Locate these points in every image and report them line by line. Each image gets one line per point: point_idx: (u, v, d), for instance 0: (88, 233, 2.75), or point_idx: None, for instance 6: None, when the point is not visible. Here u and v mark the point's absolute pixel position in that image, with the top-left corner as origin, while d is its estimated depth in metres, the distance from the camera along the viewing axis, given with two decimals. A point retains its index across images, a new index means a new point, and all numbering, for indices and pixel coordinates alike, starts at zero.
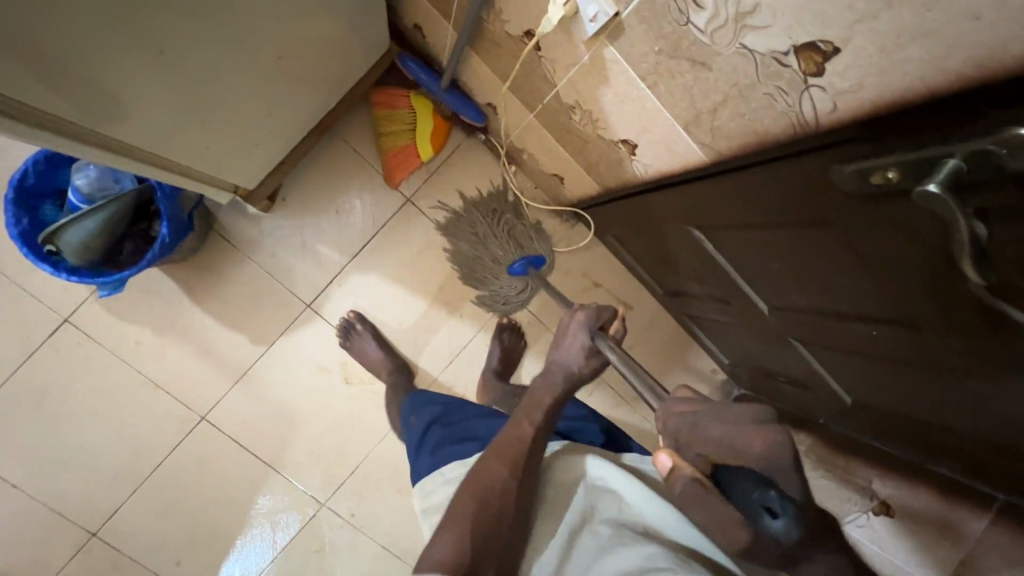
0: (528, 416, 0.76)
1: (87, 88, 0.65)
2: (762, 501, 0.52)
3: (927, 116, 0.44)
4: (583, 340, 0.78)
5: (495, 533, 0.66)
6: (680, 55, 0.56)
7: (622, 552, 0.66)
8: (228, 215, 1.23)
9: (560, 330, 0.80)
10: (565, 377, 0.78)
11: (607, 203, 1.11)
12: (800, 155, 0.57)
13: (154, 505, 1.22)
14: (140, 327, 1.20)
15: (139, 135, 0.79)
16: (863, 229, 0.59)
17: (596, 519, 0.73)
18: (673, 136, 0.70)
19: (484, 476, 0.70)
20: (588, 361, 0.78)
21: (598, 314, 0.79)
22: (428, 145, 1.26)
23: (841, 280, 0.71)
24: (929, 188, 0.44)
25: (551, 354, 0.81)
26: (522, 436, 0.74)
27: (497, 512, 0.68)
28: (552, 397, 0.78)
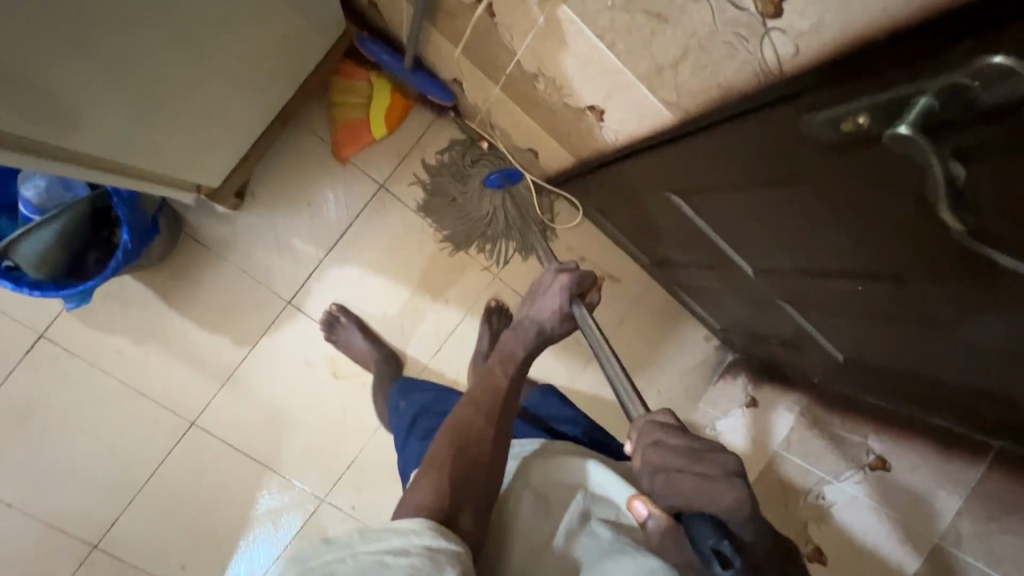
0: (502, 368, 0.80)
1: (27, 93, 0.62)
2: (712, 546, 0.49)
3: (893, 53, 0.40)
4: (562, 301, 0.82)
5: (472, 477, 0.68)
6: (633, 8, 0.53)
7: (621, 558, 0.65)
8: (196, 215, 1.19)
9: (541, 288, 0.84)
10: (537, 332, 0.82)
11: (583, 175, 1.08)
12: (768, 108, 0.54)
13: (153, 513, 1.21)
14: (119, 337, 1.18)
15: (89, 141, 0.76)
16: (836, 180, 0.56)
17: (593, 519, 0.72)
18: (639, 98, 0.67)
19: (461, 425, 0.72)
20: (561, 322, 0.83)
21: (579, 281, 0.84)
22: (381, 123, 1.23)
23: (820, 237, 0.69)
24: (900, 130, 0.42)
25: (526, 310, 0.84)
26: (496, 385, 0.78)
27: (475, 462, 0.69)
28: (524, 350, 0.81)
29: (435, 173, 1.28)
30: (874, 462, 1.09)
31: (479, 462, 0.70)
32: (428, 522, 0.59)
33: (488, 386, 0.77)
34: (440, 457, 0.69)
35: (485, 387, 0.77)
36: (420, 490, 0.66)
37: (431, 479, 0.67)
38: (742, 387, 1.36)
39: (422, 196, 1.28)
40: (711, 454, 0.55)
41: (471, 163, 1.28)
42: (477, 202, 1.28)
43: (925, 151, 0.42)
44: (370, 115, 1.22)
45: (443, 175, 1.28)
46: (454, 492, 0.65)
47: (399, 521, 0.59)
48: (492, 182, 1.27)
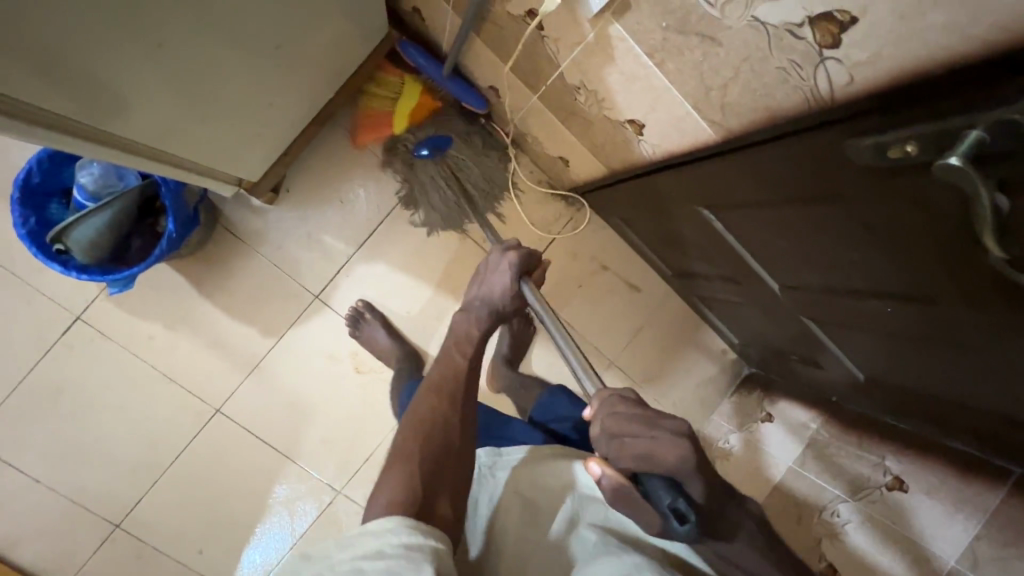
0: (460, 351, 0.82)
1: (82, 84, 0.65)
2: (669, 505, 0.58)
3: (946, 88, 0.42)
4: (511, 281, 0.85)
5: (442, 464, 0.70)
6: (687, 31, 0.55)
7: (604, 559, 0.68)
8: (232, 208, 1.22)
9: (489, 267, 0.87)
10: (489, 310, 0.85)
11: (613, 185, 1.10)
12: (809, 131, 0.56)
13: (175, 496, 1.25)
14: (151, 322, 1.21)
15: (139, 129, 0.78)
16: (874, 204, 0.58)
17: (580, 526, 0.75)
18: (682, 114, 0.69)
19: (426, 414, 0.74)
20: (511, 300, 0.86)
21: (526, 259, 0.87)
22: (404, 119, 1.23)
23: (851, 256, 0.70)
24: (951, 160, 0.43)
25: (476, 290, 0.87)
26: (455, 369, 0.80)
27: (444, 448, 0.72)
28: (479, 331, 0.84)
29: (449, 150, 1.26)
30: (892, 483, 1.07)
31: (448, 445, 0.72)
32: (404, 520, 0.60)
33: (449, 371, 0.79)
34: (410, 450, 0.70)
35: (445, 373, 0.79)
36: (391, 485, 0.66)
37: (401, 472, 0.68)
38: (756, 399, 1.39)
39: (405, 171, 1.28)
40: (659, 421, 0.61)
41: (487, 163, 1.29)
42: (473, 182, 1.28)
43: (976, 183, 0.43)
44: (395, 109, 1.23)
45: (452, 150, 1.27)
46: (429, 483, 0.67)
47: (372, 523, 0.60)
48: (424, 157, 1.25)
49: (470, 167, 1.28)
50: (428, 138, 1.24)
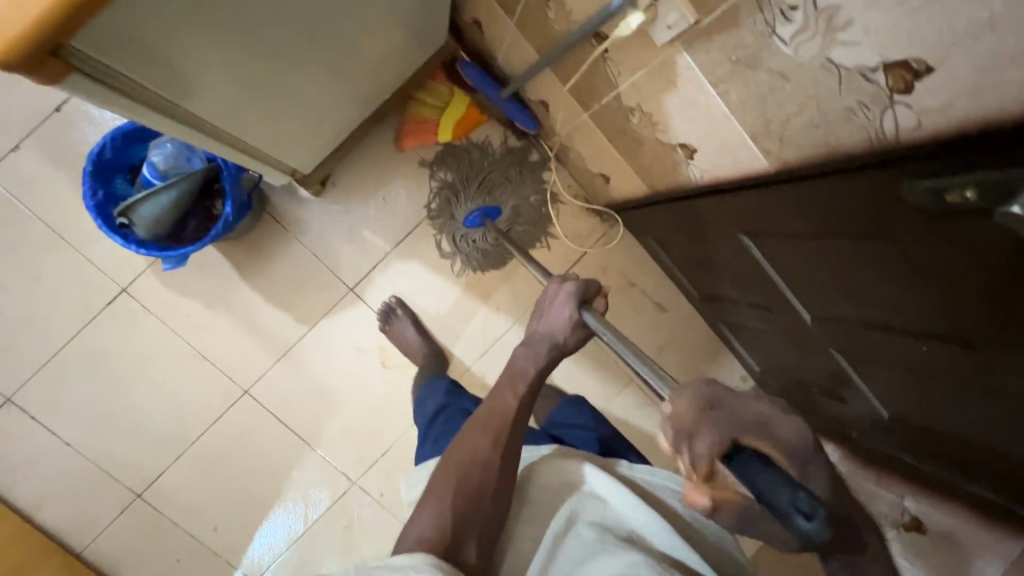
0: (511, 390, 0.82)
1: (161, 72, 0.66)
2: (788, 502, 0.42)
3: (1013, 141, 0.43)
4: (572, 312, 0.82)
5: (474, 507, 0.72)
6: (757, 65, 0.57)
7: (602, 559, 0.68)
8: (279, 196, 1.26)
9: (546, 300, 0.84)
10: (549, 345, 0.83)
11: (652, 205, 1.12)
12: (861, 170, 0.58)
13: (196, 472, 1.28)
14: (192, 300, 1.25)
15: (213, 112, 0.80)
16: (922, 244, 0.60)
17: (579, 522, 0.76)
18: (738, 143, 0.71)
19: (470, 453, 0.76)
20: (572, 333, 0.82)
21: (585, 288, 0.83)
22: (449, 130, 1.27)
23: (893, 294, 0.72)
24: (1013, 209, 0.44)
25: (536, 323, 0.85)
26: (504, 409, 0.80)
27: (479, 488, 0.74)
28: (534, 368, 0.83)
29: (474, 161, 1.30)
30: (910, 522, 1.14)
31: (483, 487, 0.74)
32: (427, 558, 0.63)
33: (495, 409, 0.80)
34: (443, 487, 0.74)
35: (492, 412, 0.80)
36: (423, 522, 0.71)
37: (434, 506, 0.73)
38: None
39: (457, 212, 1.30)
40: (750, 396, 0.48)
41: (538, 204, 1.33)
42: (510, 202, 1.31)
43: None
44: (441, 119, 1.27)
45: (480, 162, 1.31)
46: (456, 525, 0.71)
47: (395, 558, 0.63)
48: (473, 223, 1.29)
49: (522, 207, 1.32)
50: (478, 207, 1.28)
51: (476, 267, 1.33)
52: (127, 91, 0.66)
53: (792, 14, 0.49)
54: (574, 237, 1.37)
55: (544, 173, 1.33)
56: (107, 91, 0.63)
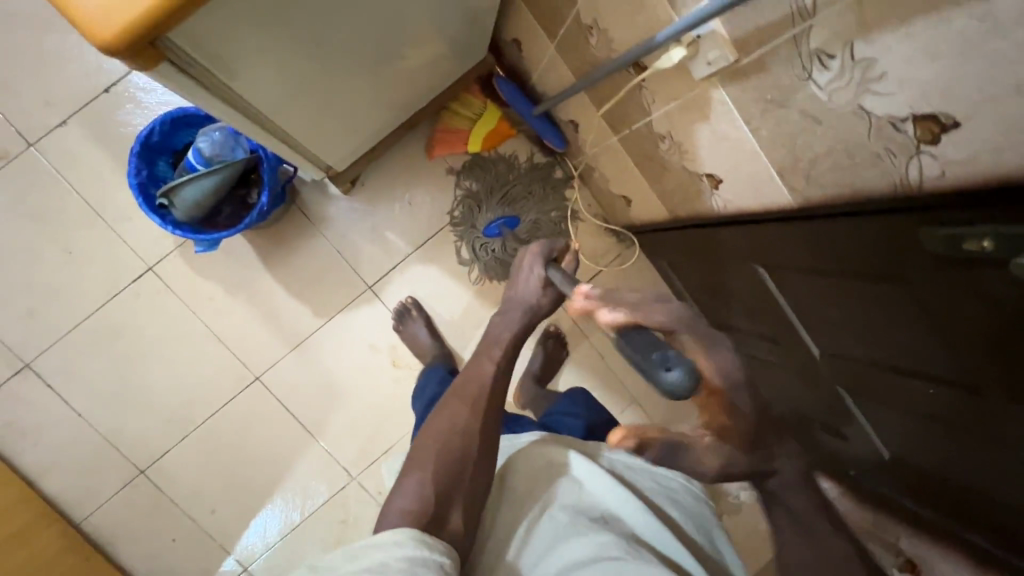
0: (488, 356, 0.86)
1: (231, 66, 0.70)
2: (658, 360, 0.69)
3: None
4: (539, 272, 0.88)
5: (456, 475, 0.74)
6: (791, 106, 0.60)
7: (577, 539, 0.72)
8: (308, 190, 1.30)
9: (517, 269, 0.90)
10: (523, 309, 0.89)
11: (670, 230, 1.15)
12: (884, 212, 0.61)
13: (200, 454, 1.30)
14: (214, 284, 1.28)
15: (273, 105, 0.84)
16: (937, 289, 0.63)
17: (555, 504, 0.79)
18: (764, 177, 0.74)
19: (450, 421, 0.79)
20: (544, 293, 0.89)
21: (549, 249, 0.90)
22: (479, 140, 1.30)
23: (903, 334, 0.74)
24: None
25: (509, 292, 0.91)
26: (483, 377, 0.84)
27: (460, 457, 0.76)
28: (510, 333, 0.88)
29: (500, 170, 1.33)
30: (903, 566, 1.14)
31: (464, 454, 0.76)
32: (411, 534, 0.64)
33: (473, 378, 0.84)
34: (425, 456, 0.76)
35: (470, 378, 0.84)
36: (406, 495, 0.72)
37: (416, 475, 0.74)
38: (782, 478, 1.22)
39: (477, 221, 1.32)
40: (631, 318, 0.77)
41: (558, 217, 1.34)
42: (531, 214, 1.31)
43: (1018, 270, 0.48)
44: (473, 129, 1.30)
45: (505, 172, 1.33)
46: (439, 494, 0.72)
47: (379, 536, 0.64)
48: (492, 233, 1.28)
49: (542, 220, 1.32)
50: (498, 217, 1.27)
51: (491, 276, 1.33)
52: (205, 83, 0.70)
53: (829, 62, 0.53)
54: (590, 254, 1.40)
55: (567, 190, 1.36)
56: (188, 79, 0.66)
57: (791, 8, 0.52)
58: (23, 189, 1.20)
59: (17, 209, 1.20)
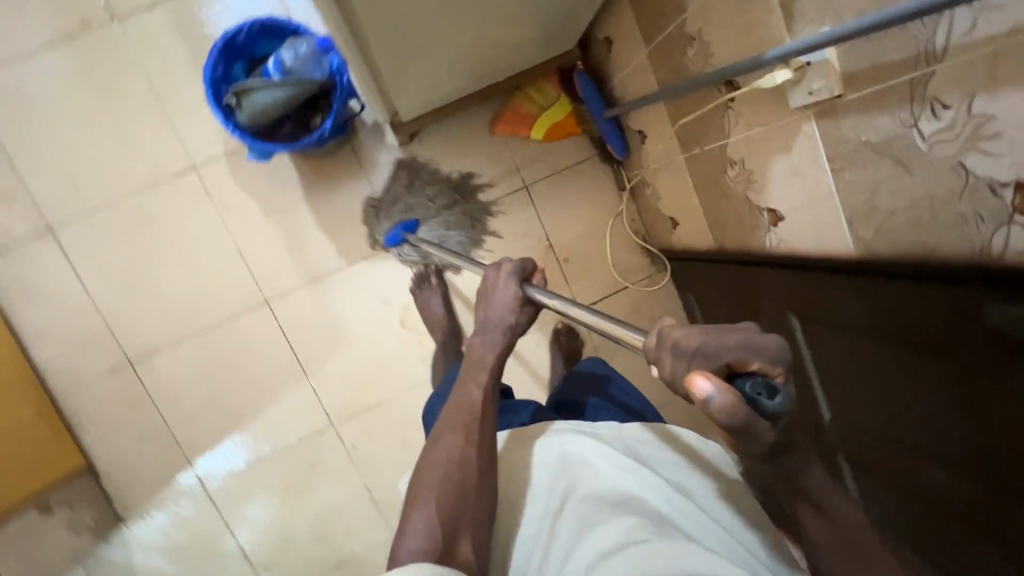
0: (474, 378, 0.81)
1: None
2: (752, 385, 0.46)
3: None
4: (515, 290, 0.83)
5: (462, 505, 0.71)
6: (885, 152, 0.60)
7: (602, 529, 0.65)
8: (366, 133, 1.29)
9: (489, 286, 0.85)
10: (504, 328, 0.83)
11: (708, 263, 1.15)
12: (981, 264, 0.55)
13: (191, 361, 1.29)
14: (251, 199, 1.28)
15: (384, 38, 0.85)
16: (982, 375, 0.60)
17: (570, 493, 0.72)
18: (830, 222, 0.74)
19: (449, 453, 0.74)
20: (523, 310, 0.83)
21: (522, 267, 0.85)
22: (543, 129, 1.30)
23: (918, 419, 0.73)
24: None
25: (482, 311, 0.85)
26: (470, 400, 0.79)
27: (461, 485, 0.72)
28: (495, 354, 0.82)
29: (437, 182, 1.32)
30: None
31: (465, 482, 0.72)
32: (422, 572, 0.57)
33: (464, 404, 0.78)
34: (426, 491, 0.72)
35: (460, 405, 0.79)
36: (413, 533, 0.68)
37: (420, 512, 0.70)
38: None
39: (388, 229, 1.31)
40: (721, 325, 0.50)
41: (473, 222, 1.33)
42: (434, 221, 1.31)
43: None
44: (540, 117, 1.30)
45: (441, 182, 1.32)
46: (445, 527, 0.68)
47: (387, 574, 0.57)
48: (394, 240, 1.29)
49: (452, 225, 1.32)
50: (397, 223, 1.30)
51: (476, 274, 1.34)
52: None
53: (941, 112, 0.52)
54: (620, 269, 1.40)
55: (616, 200, 1.37)
56: None
57: (919, 50, 0.51)
58: (94, 60, 1.21)
59: (83, 77, 1.21)
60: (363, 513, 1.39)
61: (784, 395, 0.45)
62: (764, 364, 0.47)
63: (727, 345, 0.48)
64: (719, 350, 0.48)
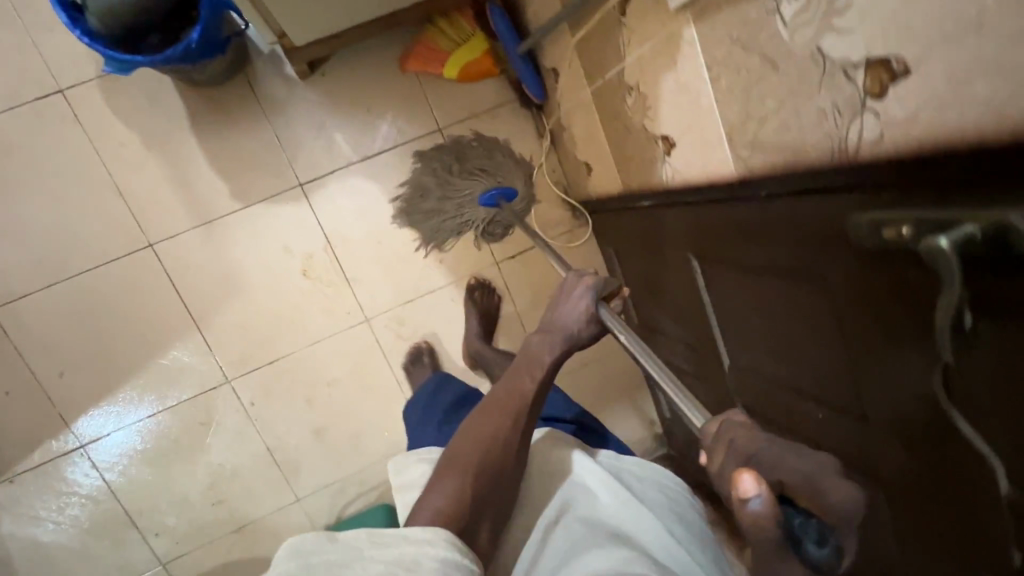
0: (529, 372, 0.74)
1: None
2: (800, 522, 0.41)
3: (948, 173, 0.42)
4: (588, 302, 0.77)
5: (494, 487, 0.66)
6: (752, 48, 0.56)
7: (596, 552, 0.62)
8: (263, 62, 1.18)
9: (563, 291, 0.80)
10: (566, 337, 0.76)
11: (618, 211, 1.11)
12: (835, 192, 0.53)
13: (63, 310, 1.17)
14: (131, 130, 1.16)
15: None
16: (851, 292, 0.59)
17: (569, 514, 0.68)
18: (712, 142, 0.70)
19: (490, 432, 0.69)
20: (588, 326, 0.77)
21: (603, 285, 0.78)
22: (455, 68, 1.20)
23: (808, 348, 0.71)
24: (939, 240, 0.41)
25: (549, 316, 0.79)
26: (522, 393, 0.73)
27: (499, 469, 0.67)
28: (552, 358, 0.75)
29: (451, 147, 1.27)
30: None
31: (503, 469, 0.68)
32: (445, 535, 0.55)
33: (516, 392, 0.72)
34: (465, 461, 0.66)
35: (512, 391, 0.73)
36: (442, 493, 0.63)
37: (455, 480, 0.64)
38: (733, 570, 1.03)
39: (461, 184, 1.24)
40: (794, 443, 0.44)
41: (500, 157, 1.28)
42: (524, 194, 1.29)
43: (958, 298, 0.44)
44: (453, 54, 1.21)
45: (451, 148, 1.27)
46: (473, 502, 0.63)
47: (410, 529, 0.55)
48: (488, 202, 1.24)
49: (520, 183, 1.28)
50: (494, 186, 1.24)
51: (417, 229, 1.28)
52: None
53: None
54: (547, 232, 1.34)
55: (535, 147, 1.31)
56: None
57: None
58: None
59: None
60: (263, 476, 1.30)
61: (837, 549, 0.39)
62: (828, 509, 0.41)
63: (789, 462, 0.42)
64: (773, 467, 0.43)
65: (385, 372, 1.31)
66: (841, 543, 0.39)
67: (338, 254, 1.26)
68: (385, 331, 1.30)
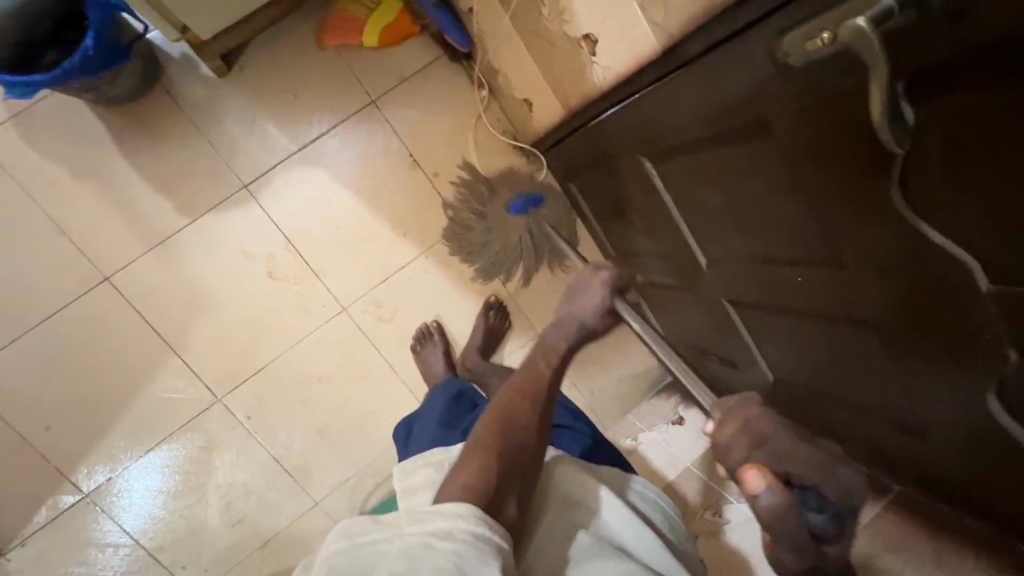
0: (545, 360, 0.75)
1: None
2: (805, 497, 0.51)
3: None
4: (604, 296, 0.76)
5: (519, 465, 0.66)
6: None
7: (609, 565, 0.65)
8: (178, 69, 1.15)
9: (578, 283, 0.78)
10: (579, 327, 0.76)
11: (567, 138, 1.08)
12: (758, 24, 0.56)
13: (35, 363, 1.15)
14: (59, 165, 1.12)
15: None
16: (796, 130, 0.57)
17: (580, 528, 0.70)
18: (631, 19, 0.72)
19: (510, 412, 0.69)
20: (602, 319, 0.77)
21: (618, 278, 0.78)
22: (374, 35, 1.18)
23: (771, 211, 0.69)
24: (858, 19, 0.41)
25: (564, 307, 0.78)
26: (539, 374, 0.73)
27: (523, 448, 0.67)
28: (565, 345, 0.76)
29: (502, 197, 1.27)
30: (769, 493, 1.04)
31: (525, 447, 0.68)
32: (475, 508, 0.57)
33: (532, 375, 0.73)
34: (489, 439, 0.66)
35: (527, 373, 0.73)
36: (470, 470, 0.63)
37: (480, 460, 0.64)
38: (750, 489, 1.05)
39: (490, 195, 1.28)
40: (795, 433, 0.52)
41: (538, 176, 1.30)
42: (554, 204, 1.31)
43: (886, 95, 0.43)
44: (369, 22, 1.18)
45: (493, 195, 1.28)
46: (499, 483, 0.63)
47: (445, 503, 0.58)
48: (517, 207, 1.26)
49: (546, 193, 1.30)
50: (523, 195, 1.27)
51: (374, 207, 1.26)
52: None
53: None
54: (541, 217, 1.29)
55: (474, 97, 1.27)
56: None
57: None
58: None
59: None
60: (276, 486, 1.27)
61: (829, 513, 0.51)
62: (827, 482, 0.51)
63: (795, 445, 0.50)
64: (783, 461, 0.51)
65: (374, 357, 1.29)
66: (834, 509, 0.51)
67: (299, 249, 1.23)
68: (365, 317, 1.28)
